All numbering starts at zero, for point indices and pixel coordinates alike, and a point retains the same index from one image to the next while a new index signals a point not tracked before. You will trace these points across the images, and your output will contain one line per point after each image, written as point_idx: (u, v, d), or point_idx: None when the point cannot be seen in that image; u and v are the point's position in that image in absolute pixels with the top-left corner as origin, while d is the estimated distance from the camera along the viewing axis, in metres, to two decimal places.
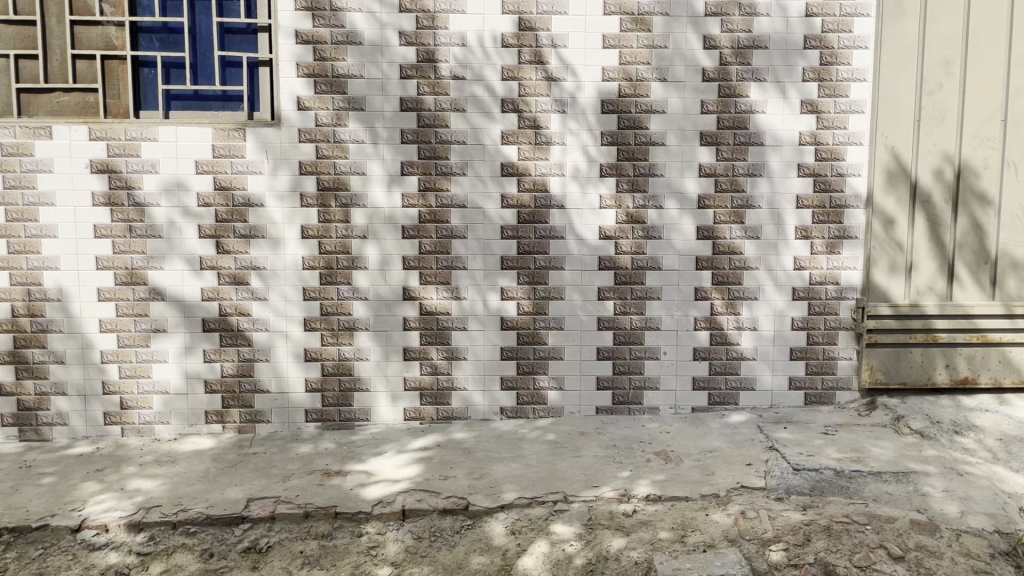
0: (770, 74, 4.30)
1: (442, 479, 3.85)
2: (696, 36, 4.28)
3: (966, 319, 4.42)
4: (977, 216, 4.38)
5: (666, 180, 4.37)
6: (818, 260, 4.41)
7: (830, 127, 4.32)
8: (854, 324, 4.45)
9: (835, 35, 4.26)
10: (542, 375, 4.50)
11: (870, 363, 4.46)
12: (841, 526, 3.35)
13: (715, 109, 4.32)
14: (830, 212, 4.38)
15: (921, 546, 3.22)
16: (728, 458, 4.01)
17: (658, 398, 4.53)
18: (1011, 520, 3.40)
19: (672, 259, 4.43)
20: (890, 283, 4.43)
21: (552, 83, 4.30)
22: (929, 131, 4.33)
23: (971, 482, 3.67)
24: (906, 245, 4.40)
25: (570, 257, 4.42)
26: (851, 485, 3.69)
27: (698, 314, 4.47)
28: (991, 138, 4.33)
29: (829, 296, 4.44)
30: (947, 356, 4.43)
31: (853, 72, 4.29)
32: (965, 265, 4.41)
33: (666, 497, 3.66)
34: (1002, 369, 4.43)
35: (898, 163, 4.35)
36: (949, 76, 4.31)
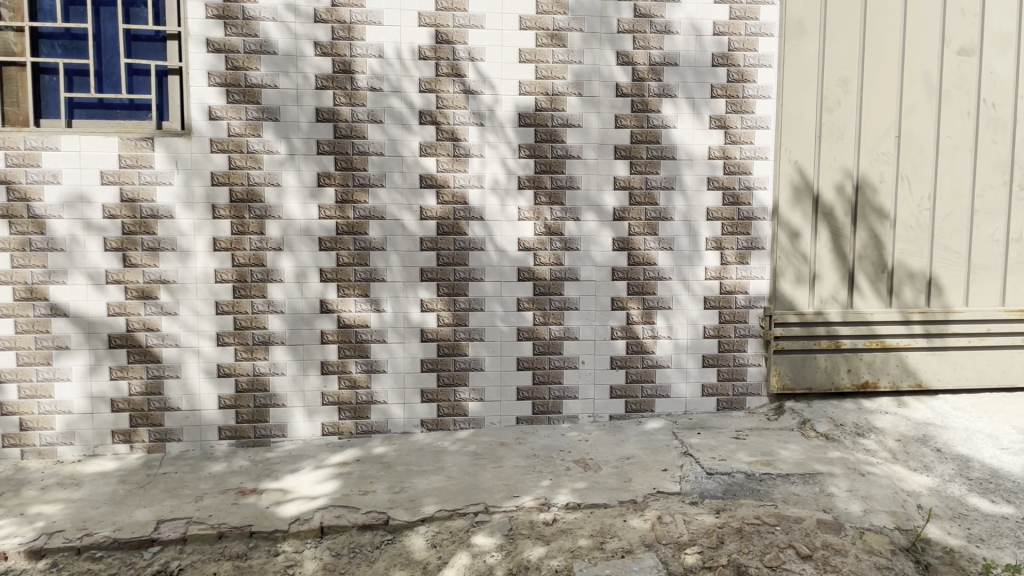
0: (682, 90, 4.43)
1: (361, 495, 3.80)
2: (612, 52, 4.38)
3: (867, 326, 4.62)
4: (876, 228, 4.59)
5: (583, 193, 4.45)
6: (728, 270, 4.57)
7: (737, 142, 4.48)
8: (763, 331, 4.61)
9: (741, 54, 4.43)
10: (463, 387, 4.50)
11: (778, 369, 4.62)
12: (753, 527, 3.45)
13: (629, 124, 4.42)
14: (739, 224, 4.54)
15: (828, 545, 3.34)
16: (645, 465, 4.09)
17: (577, 407, 4.59)
18: (910, 517, 3.58)
19: (590, 270, 4.50)
20: (796, 292, 4.60)
21: (470, 96, 4.33)
22: (829, 146, 4.52)
23: (872, 481, 3.84)
24: (810, 256, 4.58)
25: (489, 268, 4.44)
26: (761, 488, 3.82)
27: (616, 323, 4.55)
28: (886, 154, 4.55)
29: (739, 304, 4.59)
30: (850, 362, 4.63)
31: (758, 89, 4.46)
32: (865, 275, 4.61)
33: (585, 504, 3.71)
34: (900, 373, 4.65)
35: (802, 177, 4.53)
36: (847, 94, 4.50)
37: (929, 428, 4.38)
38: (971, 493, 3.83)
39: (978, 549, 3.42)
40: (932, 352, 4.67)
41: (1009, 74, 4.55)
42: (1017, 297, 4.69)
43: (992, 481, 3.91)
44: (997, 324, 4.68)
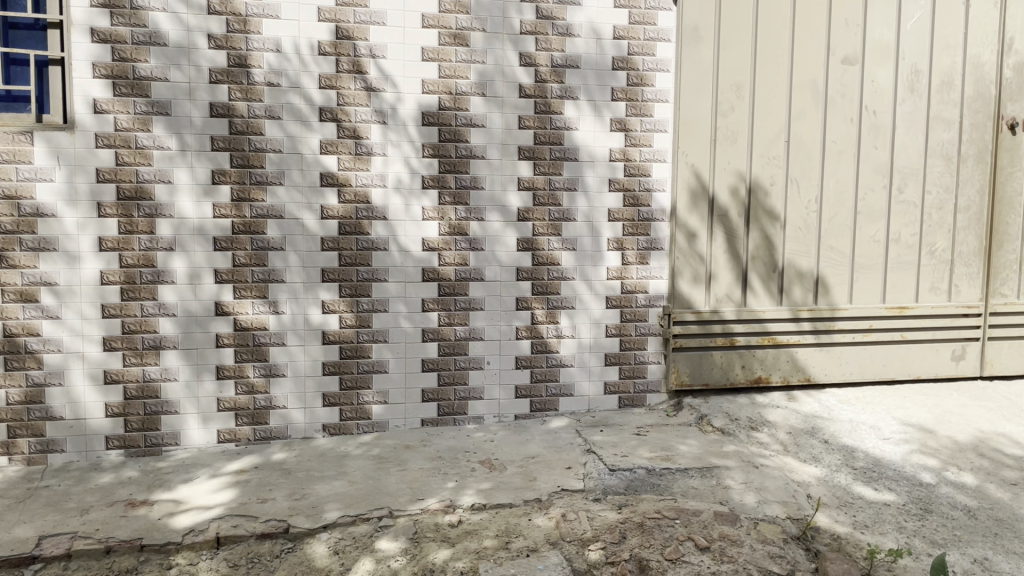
0: (584, 92, 4.48)
1: (260, 503, 3.68)
2: (515, 53, 4.39)
3: (759, 323, 4.79)
4: (767, 229, 4.76)
5: (488, 193, 4.44)
6: (629, 270, 4.65)
7: (637, 144, 4.57)
8: (662, 330, 4.72)
9: (640, 59, 4.52)
10: (366, 390, 4.42)
11: (677, 367, 4.74)
12: (653, 522, 3.53)
13: (532, 125, 4.45)
14: (639, 225, 4.63)
15: (724, 536, 3.44)
16: (549, 463, 4.12)
17: (482, 408, 4.58)
18: (800, 507, 3.73)
19: (495, 270, 4.51)
20: (693, 291, 4.73)
21: (371, 94, 4.26)
22: (723, 150, 4.67)
23: (765, 473, 3.99)
24: (706, 256, 4.72)
25: (393, 268, 4.38)
26: (661, 482, 3.91)
27: (520, 324, 4.57)
28: (776, 158, 4.73)
29: (640, 304, 4.69)
30: (744, 358, 4.79)
31: (657, 93, 4.56)
32: (757, 274, 4.78)
33: (490, 505, 3.70)
34: (790, 368, 4.85)
35: (698, 180, 4.66)
36: (740, 99, 4.65)
37: (817, 421, 4.58)
38: (856, 481, 4.02)
39: (864, 535, 3.59)
40: (820, 348, 4.88)
41: (888, 83, 4.80)
42: (897, 295, 4.94)
43: (875, 470, 4.12)
44: (879, 320, 4.93)
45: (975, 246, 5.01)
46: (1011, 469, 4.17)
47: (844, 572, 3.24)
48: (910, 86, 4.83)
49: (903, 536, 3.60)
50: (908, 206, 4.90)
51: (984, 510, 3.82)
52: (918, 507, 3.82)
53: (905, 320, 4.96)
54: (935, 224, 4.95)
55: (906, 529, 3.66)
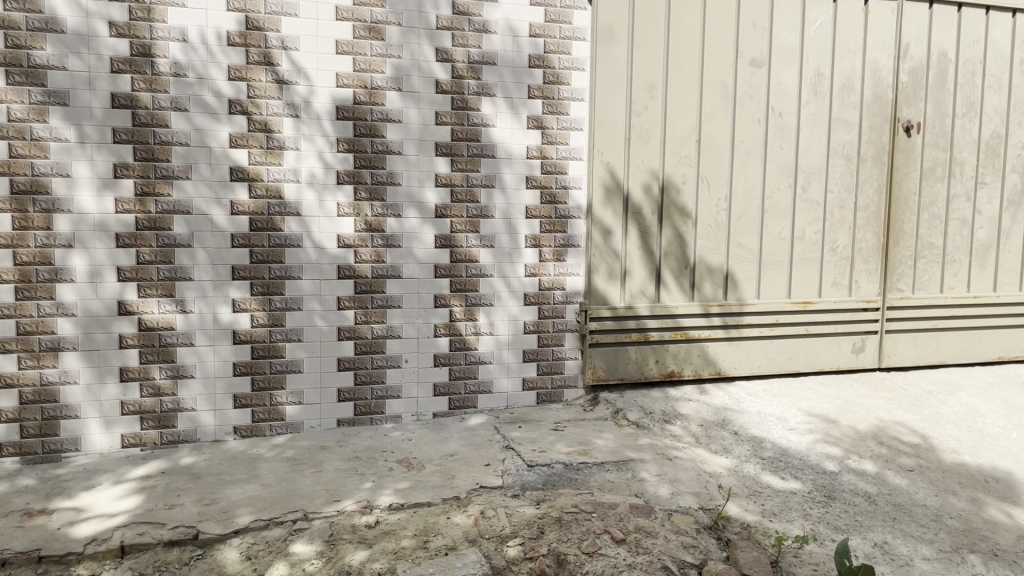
0: (500, 89, 4.49)
1: (168, 509, 3.55)
2: (431, 48, 4.35)
3: (672, 319, 4.89)
4: (679, 227, 4.86)
5: (405, 190, 4.39)
6: (546, 267, 4.68)
7: (553, 142, 4.60)
8: (578, 326, 4.77)
9: (556, 57, 4.55)
10: (279, 390, 4.32)
11: (594, 362, 4.80)
12: (571, 516, 3.56)
13: (449, 122, 4.42)
14: (556, 222, 4.66)
15: (640, 528, 3.50)
16: (467, 461, 4.11)
17: (399, 407, 4.53)
18: (712, 497, 3.83)
19: (412, 267, 4.46)
20: (609, 287, 4.79)
21: (283, 86, 4.16)
22: (637, 148, 4.74)
23: (679, 465, 4.08)
24: (621, 253, 4.79)
25: (307, 265, 4.29)
26: (579, 477, 3.95)
27: (438, 321, 4.54)
28: (688, 157, 4.83)
29: (557, 300, 4.72)
30: (658, 353, 4.89)
31: (572, 91, 4.60)
32: (670, 270, 4.88)
33: (408, 504, 3.67)
34: (701, 362, 4.97)
35: (613, 178, 4.72)
36: (653, 99, 4.74)
37: (727, 413, 4.71)
38: (764, 471, 4.16)
39: (772, 523, 3.71)
40: (730, 342, 5.02)
41: (793, 86, 4.97)
42: (801, 290, 5.13)
43: (782, 459, 4.27)
44: (785, 315, 5.10)
45: (873, 243, 5.24)
46: (907, 455, 4.39)
47: (754, 560, 3.34)
48: (814, 88, 5.01)
49: (809, 523, 3.73)
50: (812, 204, 5.09)
51: (883, 496, 4.00)
52: (823, 494, 3.98)
53: (810, 315, 5.15)
54: (836, 222, 5.15)
55: (811, 516, 3.80)
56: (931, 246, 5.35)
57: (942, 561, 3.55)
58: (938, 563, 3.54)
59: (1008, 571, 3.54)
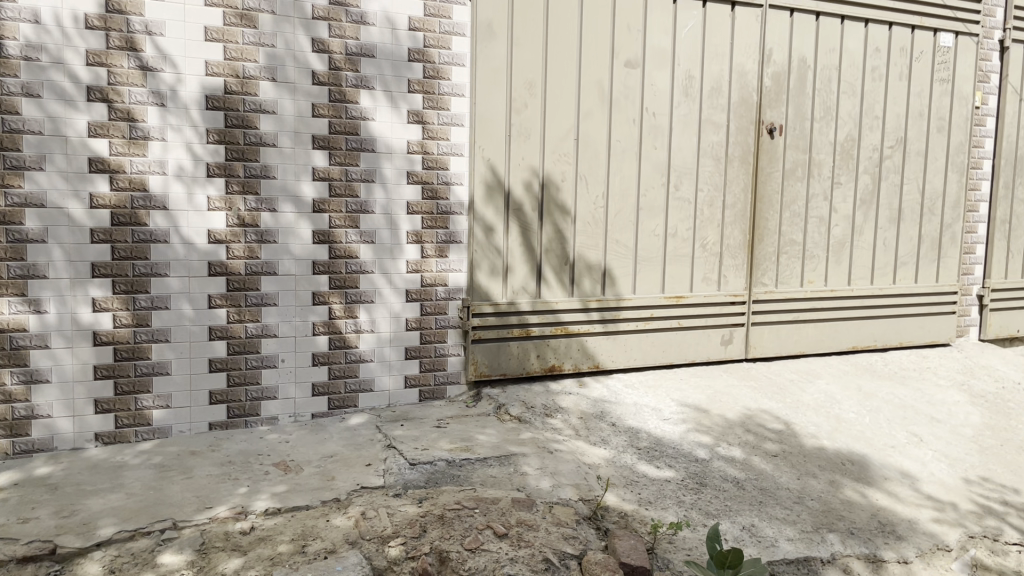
0: (379, 82, 4.41)
1: (20, 523, 3.29)
2: (307, 38, 4.23)
3: (553, 314, 4.96)
4: (558, 224, 4.94)
5: (280, 183, 4.25)
6: (428, 263, 4.64)
7: (434, 137, 4.57)
8: (461, 322, 4.76)
9: (436, 51, 4.51)
10: (145, 394, 4.10)
11: (476, 358, 4.81)
12: (454, 513, 3.54)
13: (326, 114, 4.31)
14: (438, 218, 4.63)
15: (522, 521, 3.53)
16: (347, 461, 4.02)
17: (275, 408, 4.39)
18: (591, 488, 3.91)
19: (289, 264, 4.32)
20: (490, 284, 4.81)
21: (147, 73, 3.94)
22: (517, 145, 4.77)
23: (559, 458, 4.14)
24: (502, 249, 4.81)
25: (175, 262, 4.08)
26: (461, 473, 3.94)
27: (317, 319, 4.42)
28: (566, 155, 4.91)
29: (439, 297, 4.70)
30: (539, 348, 4.94)
31: (453, 87, 4.58)
32: (550, 266, 4.94)
33: (285, 508, 3.55)
34: (581, 356, 5.07)
35: (494, 175, 4.74)
36: (532, 97, 4.78)
37: (606, 405, 4.82)
38: (640, 460, 4.28)
39: (648, 511, 3.82)
40: (608, 336, 5.14)
41: (666, 87, 5.13)
42: (675, 285, 5.31)
43: (657, 449, 4.41)
44: (660, 309, 5.26)
45: (740, 240, 5.49)
46: (771, 441, 4.62)
47: (631, 548, 3.43)
48: (685, 90, 5.19)
49: (682, 510, 3.88)
50: (684, 202, 5.28)
51: (751, 481, 4.20)
52: (695, 481, 4.14)
53: (683, 309, 5.34)
54: (706, 220, 5.37)
55: (684, 502, 3.94)
56: (792, 243, 5.65)
57: (804, 540, 3.77)
58: (800, 543, 3.75)
59: (862, 547, 3.79)
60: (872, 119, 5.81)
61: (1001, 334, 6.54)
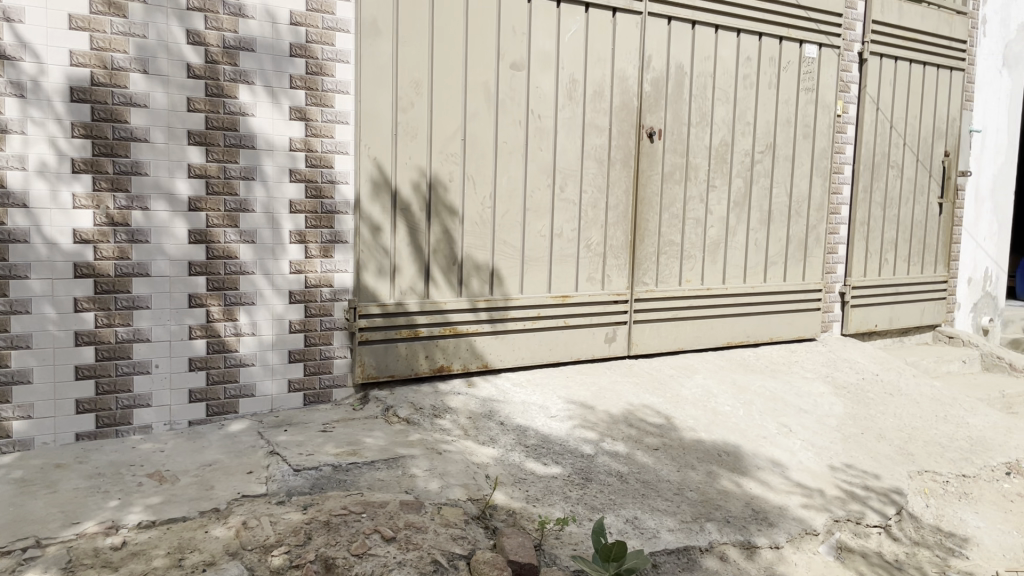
0: (259, 77, 4.28)
1: None
2: (181, 30, 4.05)
3: (441, 315, 4.94)
4: (446, 223, 4.92)
5: (153, 180, 4.05)
6: (313, 264, 4.54)
7: (317, 135, 4.47)
8: (346, 323, 4.68)
9: (319, 47, 4.42)
10: (3, 404, 3.83)
11: (363, 360, 4.73)
12: (340, 518, 3.48)
13: (203, 108, 4.14)
14: (322, 218, 4.54)
15: (410, 524, 3.50)
16: (227, 469, 3.88)
17: (149, 416, 4.18)
18: (479, 488, 3.92)
19: (163, 265, 4.13)
20: (377, 284, 4.74)
21: (5, 62, 3.68)
22: (404, 145, 4.72)
23: (448, 459, 4.14)
24: (389, 249, 4.75)
25: (37, 263, 3.83)
26: (347, 478, 3.87)
27: (194, 322, 4.24)
28: (454, 155, 4.90)
29: (324, 298, 4.60)
30: (427, 349, 4.92)
31: (337, 84, 4.50)
32: (438, 266, 4.92)
33: (161, 521, 3.39)
34: (469, 356, 5.07)
35: (380, 174, 4.67)
36: (419, 96, 4.74)
37: (494, 404, 4.85)
38: (528, 458, 4.33)
39: (535, 508, 3.87)
40: (496, 336, 5.17)
41: (550, 90, 5.21)
42: (561, 285, 5.40)
43: (544, 446, 4.47)
44: (546, 309, 5.33)
45: (623, 241, 5.63)
46: (653, 435, 4.77)
47: (519, 545, 3.47)
48: (569, 94, 5.29)
49: (569, 506, 3.95)
50: (569, 203, 5.37)
51: (634, 475, 4.32)
52: (581, 477, 4.22)
53: (569, 308, 5.43)
54: (590, 220, 5.48)
55: (571, 498, 4.02)
56: (671, 243, 5.85)
57: (684, 530, 3.91)
58: (680, 533, 3.89)
59: (737, 535, 3.98)
60: (744, 125, 6.09)
61: (861, 328, 6.99)
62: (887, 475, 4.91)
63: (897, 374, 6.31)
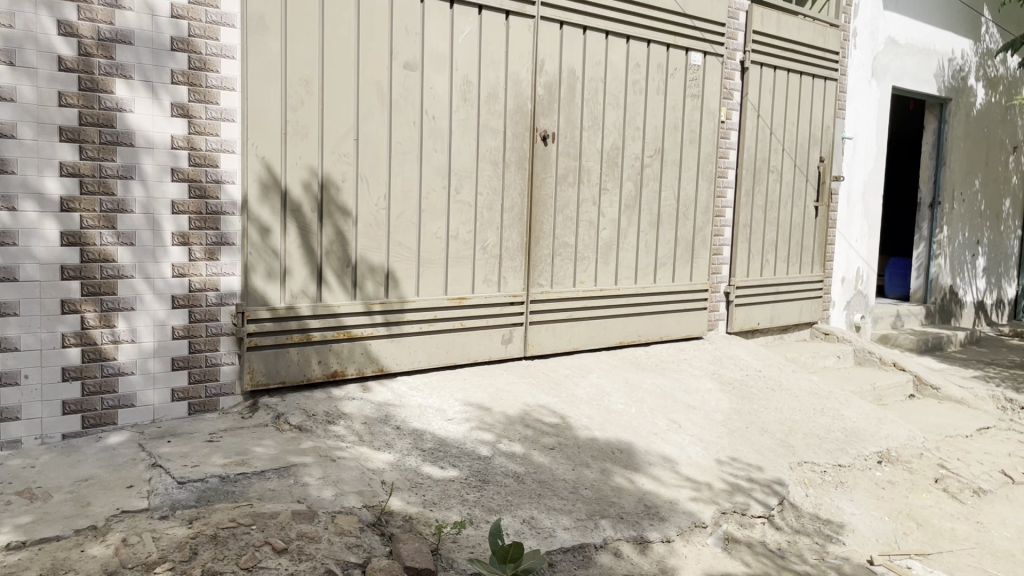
0: (137, 71, 4.07)
1: None
2: (51, 20, 3.81)
3: (334, 318, 4.83)
4: (339, 225, 4.81)
5: (20, 178, 3.79)
6: (197, 267, 4.36)
7: (201, 133, 4.30)
8: (234, 329, 4.51)
9: (202, 42, 4.26)
10: None
11: (252, 366, 4.57)
12: (228, 531, 3.34)
13: (76, 103, 3.90)
14: (207, 219, 4.36)
15: (302, 534, 3.40)
16: (105, 484, 3.66)
17: (18, 429, 3.92)
18: (375, 494, 3.85)
19: (32, 269, 3.87)
20: (267, 287, 4.58)
21: None
22: (294, 144, 4.59)
23: (341, 465, 4.05)
24: (279, 251, 4.61)
25: None
26: (236, 489, 3.72)
27: (67, 329, 4.00)
28: (346, 155, 4.80)
29: (209, 302, 4.42)
30: (320, 353, 4.79)
31: (222, 80, 4.34)
32: (331, 268, 4.80)
33: (31, 541, 3.16)
34: (364, 360, 4.98)
35: (269, 173, 4.52)
36: (309, 94, 4.62)
37: (389, 408, 4.78)
38: (424, 462, 4.29)
39: (432, 513, 3.84)
40: (392, 339, 5.10)
41: (444, 91, 5.18)
42: (457, 287, 5.38)
43: (441, 449, 4.44)
44: (442, 311, 5.30)
45: (518, 242, 5.67)
46: (549, 435, 4.82)
47: (416, 551, 3.43)
48: (463, 95, 5.28)
49: (465, 509, 3.94)
50: (464, 205, 5.36)
51: (530, 475, 4.35)
52: (478, 479, 4.22)
53: (465, 310, 5.42)
54: (486, 222, 5.48)
55: (468, 501, 4.01)
56: (565, 245, 5.93)
57: (579, 529, 3.97)
58: (575, 531, 3.94)
59: (630, 531, 4.07)
60: (634, 129, 6.24)
61: (745, 326, 7.28)
62: (769, 467, 5.13)
63: (778, 369, 6.61)
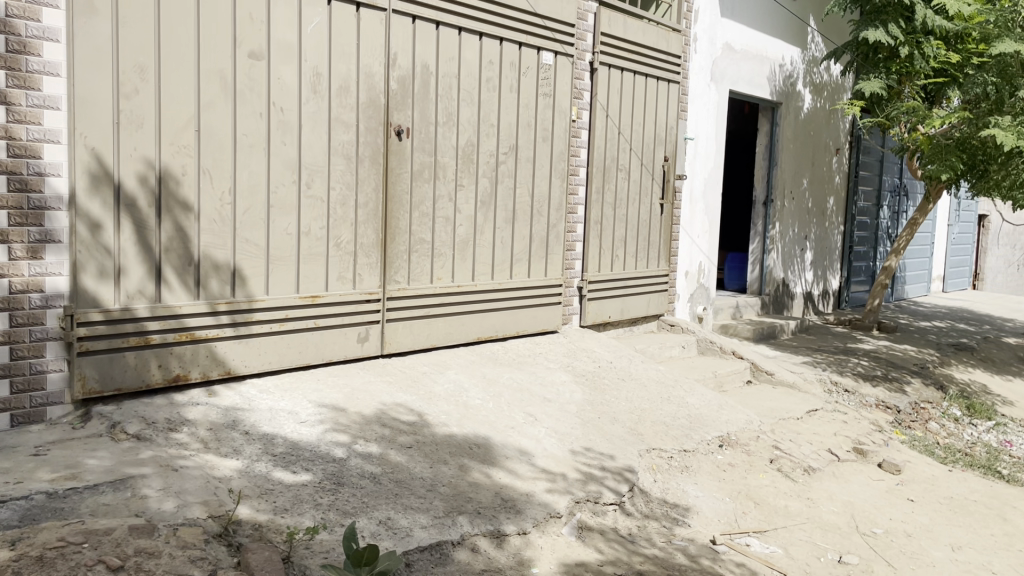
0: None
1: None
2: None
3: (175, 319, 4.57)
4: (179, 220, 4.56)
5: None
6: (17, 266, 4.02)
7: (21, 121, 3.97)
8: (62, 333, 4.19)
9: (22, 23, 3.93)
10: None
11: (83, 372, 4.25)
12: (55, 552, 3.09)
13: None
14: (28, 215, 4.03)
15: (141, 550, 3.20)
16: None
17: None
18: (221, 504, 3.68)
19: None
20: (99, 288, 4.27)
21: None
22: (128, 134, 4.30)
23: (185, 475, 3.84)
24: (113, 249, 4.31)
25: None
26: (65, 505, 3.45)
27: None
28: (187, 146, 4.55)
29: (33, 305, 4.09)
30: (161, 357, 4.53)
31: (45, 64, 4.01)
32: (171, 267, 4.54)
33: None
34: (209, 363, 4.75)
35: (100, 165, 4.22)
36: (144, 82, 4.34)
37: (237, 413, 4.58)
38: (275, 467, 4.14)
39: (283, 519, 3.71)
40: (239, 340, 4.89)
41: (293, 82, 5.01)
42: (309, 285, 5.22)
43: (293, 453, 4.29)
44: (293, 310, 5.14)
45: (373, 238, 5.57)
46: (405, 433, 4.78)
47: (265, 560, 3.32)
48: (313, 87, 5.12)
49: (319, 513, 3.83)
50: (316, 200, 5.21)
51: (386, 475, 4.29)
52: (332, 482, 4.11)
53: (317, 309, 5.27)
54: (339, 218, 5.36)
55: (321, 505, 3.90)
56: (421, 242, 5.90)
57: (436, 526, 3.95)
58: (433, 529, 3.93)
59: (487, 525, 4.10)
60: (488, 127, 6.28)
61: (598, 319, 7.50)
62: (620, 456, 5.32)
63: (628, 360, 6.86)
